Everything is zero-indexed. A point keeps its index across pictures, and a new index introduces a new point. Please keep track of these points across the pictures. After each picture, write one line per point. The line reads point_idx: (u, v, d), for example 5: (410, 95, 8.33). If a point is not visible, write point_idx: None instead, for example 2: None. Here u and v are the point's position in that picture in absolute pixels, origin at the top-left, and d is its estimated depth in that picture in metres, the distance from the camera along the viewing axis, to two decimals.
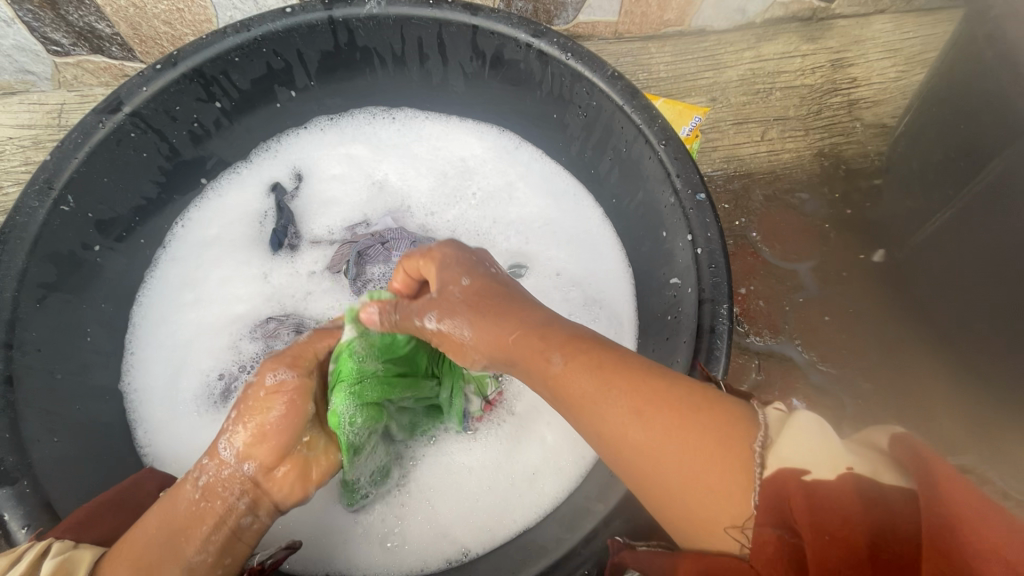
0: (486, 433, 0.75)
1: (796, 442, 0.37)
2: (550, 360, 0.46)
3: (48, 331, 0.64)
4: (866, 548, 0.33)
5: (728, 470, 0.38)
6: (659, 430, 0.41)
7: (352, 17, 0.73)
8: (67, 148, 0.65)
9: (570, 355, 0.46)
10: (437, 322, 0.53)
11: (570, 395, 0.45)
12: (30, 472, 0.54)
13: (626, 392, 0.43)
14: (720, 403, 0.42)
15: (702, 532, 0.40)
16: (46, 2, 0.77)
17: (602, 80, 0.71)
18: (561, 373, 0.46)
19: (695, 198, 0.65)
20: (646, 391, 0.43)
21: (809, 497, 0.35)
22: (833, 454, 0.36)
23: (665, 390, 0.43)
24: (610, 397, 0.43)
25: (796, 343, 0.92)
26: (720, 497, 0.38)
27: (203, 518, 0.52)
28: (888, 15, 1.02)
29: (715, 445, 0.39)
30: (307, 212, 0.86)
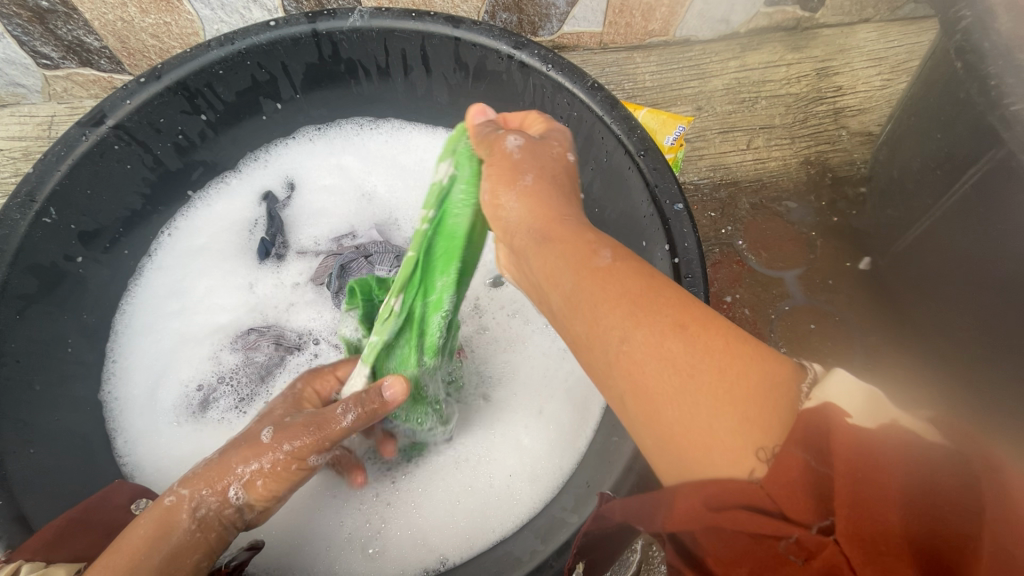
0: (457, 422, 0.75)
1: (845, 385, 0.35)
2: (601, 254, 0.48)
3: (29, 342, 0.65)
4: (901, 494, 0.31)
5: (767, 401, 0.37)
6: (701, 348, 0.39)
7: (335, 30, 0.74)
8: (50, 160, 0.65)
9: (621, 257, 0.48)
10: (518, 142, 0.57)
11: (604, 293, 0.45)
12: (5, 484, 0.56)
13: (675, 309, 0.42)
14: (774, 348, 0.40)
15: (713, 463, 0.37)
16: (35, 16, 0.78)
17: (582, 90, 0.71)
18: (607, 268, 0.47)
19: (673, 208, 0.66)
20: (696, 313, 0.42)
21: (851, 437, 0.33)
22: (877, 407, 0.34)
23: (718, 319, 0.41)
24: (657, 308, 0.42)
25: (781, 352, 0.92)
26: (749, 425, 0.36)
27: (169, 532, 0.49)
28: (873, 24, 1.02)
29: (760, 372, 0.38)
30: (295, 222, 0.87)
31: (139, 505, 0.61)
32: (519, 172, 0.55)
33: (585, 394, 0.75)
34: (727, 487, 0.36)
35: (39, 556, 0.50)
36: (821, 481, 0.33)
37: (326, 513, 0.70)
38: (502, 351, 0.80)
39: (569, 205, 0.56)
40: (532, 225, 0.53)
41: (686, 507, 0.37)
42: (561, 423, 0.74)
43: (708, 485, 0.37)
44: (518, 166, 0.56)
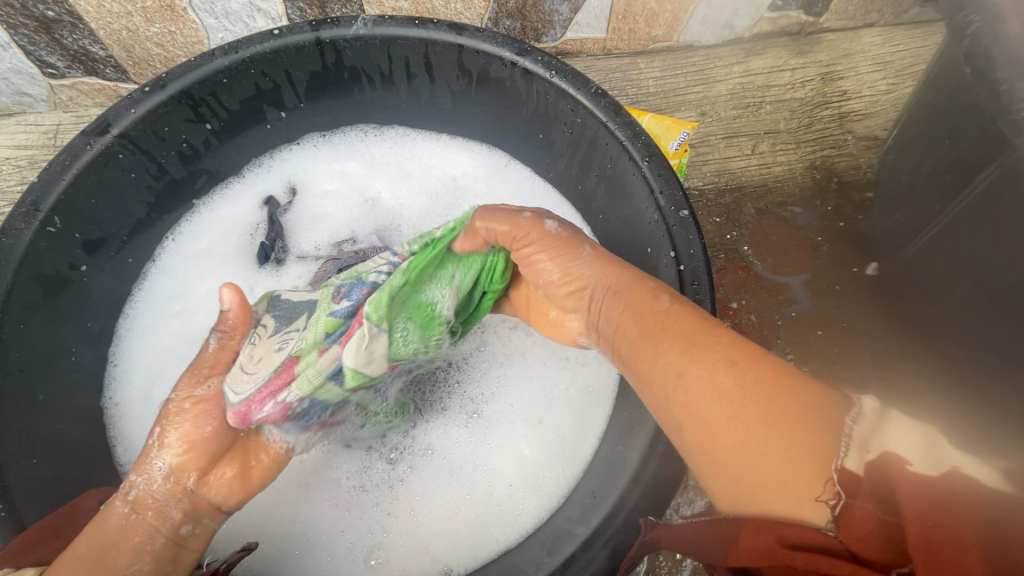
0: (451, 431, 0.75)
1: (901, 430, 0.34)
2: (659, 298, 0.53)
3: (32, 351, 0.65)
4: (976, 541, 0.29)
5: (816, 439, 0.36)
6: (748, 381, 0.42)
7: (339, 38, 0.74)
8: (55, 170, 0.65)
9: (678, 302, 0.52)
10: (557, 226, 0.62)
11: (666, 333, 0.49)
12: (6, 495, 0.55)
13: (725, 344, 0.45)
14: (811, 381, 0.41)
15: (778, 502, 0.37)
16: (41, 27, 0.79)
17: (586, 96, 0.71)
18: (665, 312, 0.52)
19: (678, 215, 0.65)
20: (746, 349, 0.44)
21: (912, 481, 0.32)
22: (938, 451, 0.33)
23: (763, 355, 0.44)
24: (710, 343, 0.46)
25: (788, 358, 0.91)
26: (801, 453, 0.37)
27: (134, 530, 0.53)
28: (878, 28, 1.01)
29: (805, 402, 0.39)
30: (296, 227, 0.87)
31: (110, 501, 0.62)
32: (575, 247, 0.61)
33: (586, 403, 0.74)
34: (796, 531, 0.35)
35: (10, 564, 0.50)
36: (888, 527, 0.31)
37: (315, 501, 0.71)
38: (495, 362, 0.79)
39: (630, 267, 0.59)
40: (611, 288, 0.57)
41: (751, 548, 0.37)
42: (562, 433, 0.74)
43: (778, 528, 0.36)
44: (575, 240, 0.62)
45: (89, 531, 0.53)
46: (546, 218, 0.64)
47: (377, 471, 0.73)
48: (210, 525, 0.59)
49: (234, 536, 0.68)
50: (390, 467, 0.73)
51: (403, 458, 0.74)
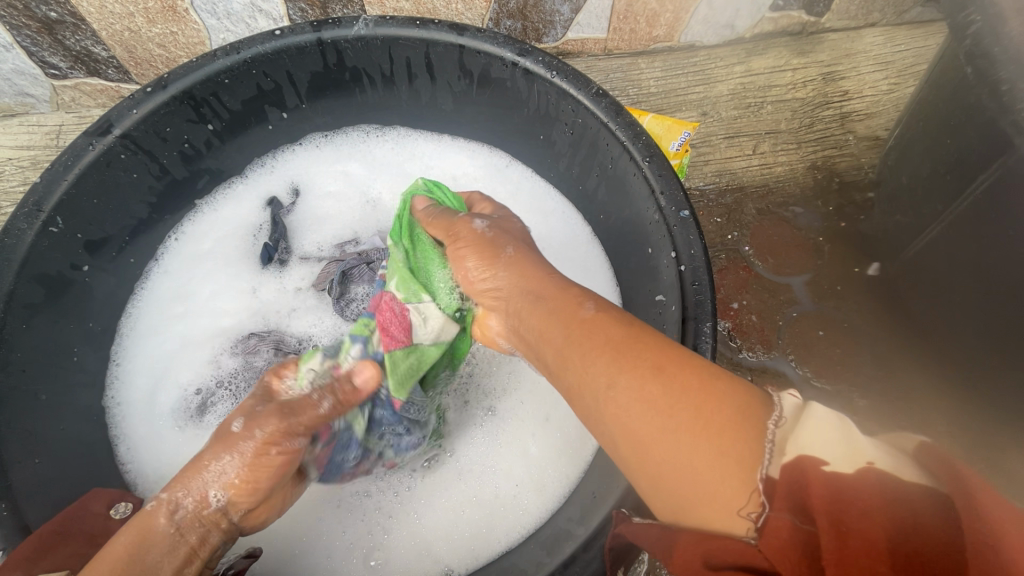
0: (461, 430, 0.75)
1: (817, 434, 0.36)
2: (585, 305, 0.50)
3: (35, 352, 0.65)
4: (887, 544, 0.30)
5: (741, 446, 0.37)
6: (675, 391, 0.41)
7: (340, 38, 0.74)
8: (58, 170, 0.66)
9: (603, 308, 0.50)
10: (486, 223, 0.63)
11: (596, 341, 0.47)
12: (9, 495, 0.55)
13: (649, 352, 0.44)
14: (734, 382, 0.41)
15: (707, 510, 0.38)
16: (44, 28, 0.79)
17: (586, 97, 0.71)
18: (590, 320, 0.49)
19: (678, 215, 0.65)
20: (670, 356, 0.44)
21: (830, 486, 0.33)
22: (852, 450, 0.34)
23: (686, 361, 0.43)
24: (634, 352, 0.45)
25: (789, 359, 0.91)
26: (728, 464, 0.37)
27: (175, 552, 0.50)
28: (879, 28, 1.01)
29: (731, 410, 0.39)
30: (299, 228, 0.87)
31: (119, 510, 0.62)
32: (498, 251, 0.59)
33: None
34: (723, 544, 0.36)
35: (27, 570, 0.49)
36: (807, 535, 0.32)
37: (318, 501, 0.71)
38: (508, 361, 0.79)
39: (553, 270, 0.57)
40: (527, 294, 0.55)
41: (684, 560, 0.38)
42: (566, 433, 0.74)
43: (710, 541, 0.37)
44: (498, 242, 0.60)
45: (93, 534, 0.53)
46: (477, 218, 0.64)
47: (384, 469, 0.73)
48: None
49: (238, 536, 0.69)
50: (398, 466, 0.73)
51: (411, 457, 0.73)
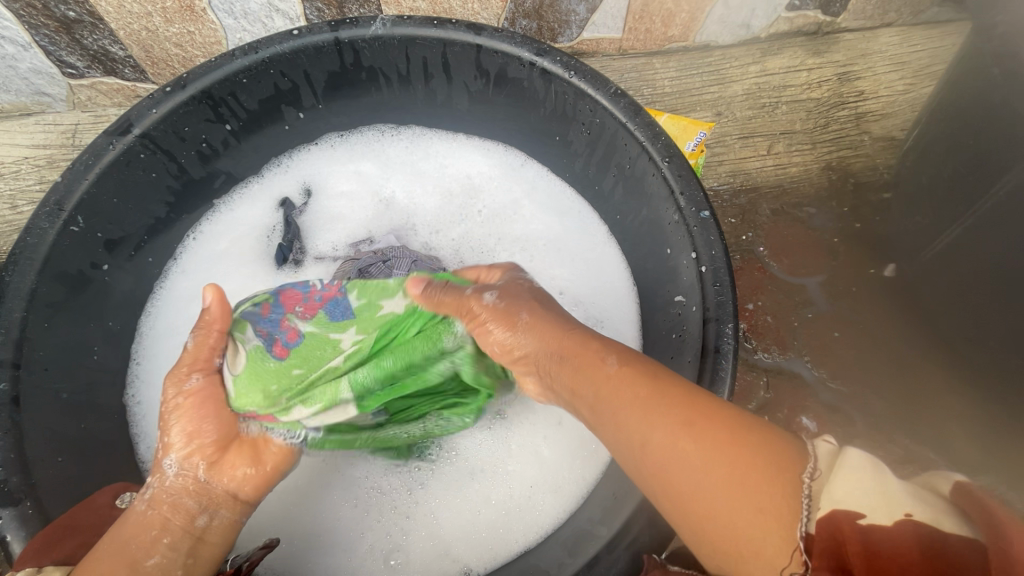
0: (475, 431, 0.75)
1: (850, 485, 0.35)
2: (607, 360, 0.50)
3: (56, 350, 0.65)
4: None
5: (778, 503, 0.37)
6: (708, 446, 0.41)
7: (358, 38, 0.74)
8: (78, 169, 0.66)
9: (626, 360, 0.50)
10: (496, 297, 0.60)
11: (625, 398, 0.47)
12: (33, 493, 0.55)
13: (678, 406, 0.44)
14: (765, 433, 0.41)
15: (749, 566, 0.37)
16: (62, 27, 0.79)
17: (605, 97, 0.71)
18: (616, 374, 0.49)
19: (699, 216, 0.65)
20: (698, 408, 0.44)
21: (866, 540, 0.33)
22: (888, 499, 0.34)
23: (716, 412, 0.43)
24: (661, 406, 0.44)
25: (805, 360, 0.91)
26: (766, 520, 0.37)
27: (150, 525, 0.55)
28: (895, 28, 1.00)
29: (767, 462, 0.39)
30: (312, 227, 0.87)
31: (123, 499, 0.62)
32: (514, 312, 0.58)
33: None
34: None
35: (32, 561, 0.49)
36: None
37: (336, 501, 0.71)
38: None
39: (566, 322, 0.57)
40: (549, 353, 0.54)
41: None
42: (582, 434, 0.73)
43: None
44: (512, 310, 0.58)
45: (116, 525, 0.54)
46: (486, 291, 0.61)
47: (400, 470, 0.73)
48: (229, 516, 0.60)
49: (258, 533, 0.69)
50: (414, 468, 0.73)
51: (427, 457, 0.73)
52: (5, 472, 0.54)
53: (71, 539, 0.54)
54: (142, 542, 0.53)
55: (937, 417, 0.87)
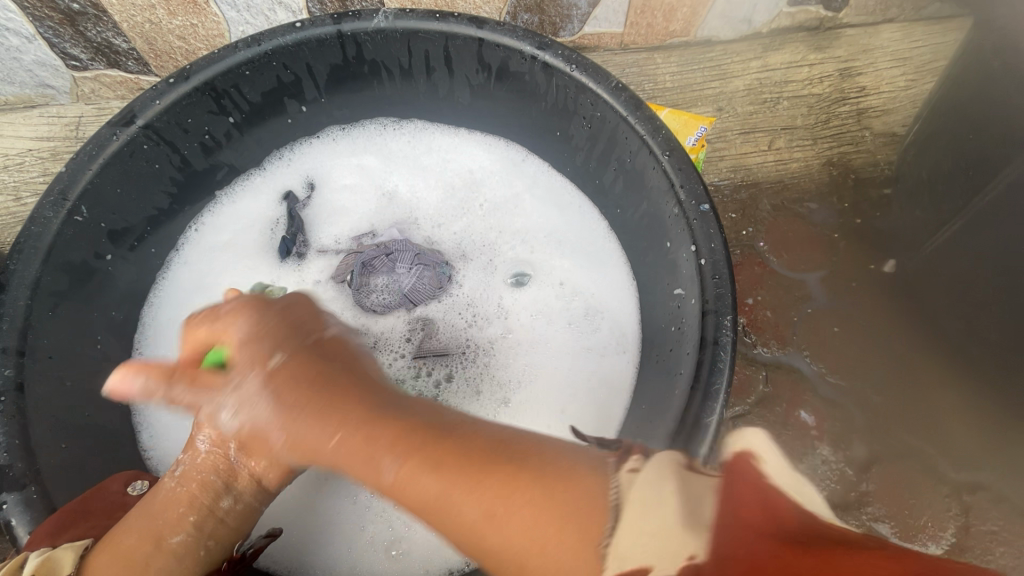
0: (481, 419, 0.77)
1: (637, 538, 0.32)
2: (384, 467, 0.42)
3: (60, 338, 0.65)
4: None
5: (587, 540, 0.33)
6: (515, 509, 0.37)
7: (360, 31, 0.74)
8: (82, 160, 0.67)
9: (407, 456, 0.42)
10: (233, 413, 0.51)
11: (425, 489, 0.40)
12: (38, 478, 0.55)
13: (473, 475, 0.39)
14: (563, 476, 0.38)
15: None
16: (66, 19, 0.80)
17: (606, 91, 0.71)
18: (394, 483, 0.41)
19: (699, 209, 0.65)
20: (490, 473, 0.39)
21: None
22: (672, 538, 0.30)
23: (511, 467, 0.39)
24: (459, 483, 0.39)
25: (804, 355, 0.91)
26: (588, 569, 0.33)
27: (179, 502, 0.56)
28: (897, 24, 0.99)
29: (568, 487, 0.37)
30: (315, 221, 0.88)
31: (136, 487, 0.62)
32: (263, 436, 0.50)
33: (608, 395, 0.75)
34: None
35: (45, 542, 0.50)
36: None
37: (339, 493, 0.72)
38: (522, 351, 0.81)
39: (347, 418, 0.47)
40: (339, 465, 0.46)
41: None
42: (584, 425, 0.74)
43: None
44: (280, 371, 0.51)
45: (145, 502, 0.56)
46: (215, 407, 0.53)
47: None
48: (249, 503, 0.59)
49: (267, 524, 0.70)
50: None
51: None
52: (10, 457, 0.55)
53: (86, 522, 0.54)
54: (169, 521, 0.54)
55: (932, 412, 0.88)
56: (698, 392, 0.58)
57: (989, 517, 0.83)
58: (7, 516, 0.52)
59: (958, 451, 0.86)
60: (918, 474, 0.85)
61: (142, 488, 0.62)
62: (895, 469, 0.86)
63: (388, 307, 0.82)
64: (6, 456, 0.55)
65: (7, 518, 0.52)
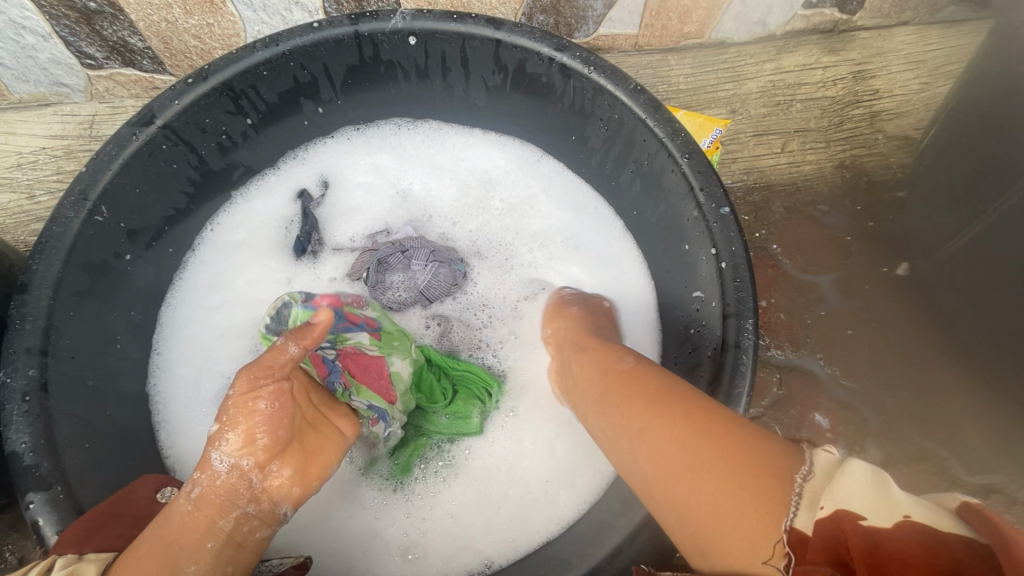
0: (499, 435, 0.77)
1: (853, 487, 0.37)
2: (623, 362, 0.60)
3: (81, 338, 0.65)
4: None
5: (749, 488, 0.41)
6: (695, 442, 0.46)
7: (377, 31, 0.74)
8: (102, 160, 0.67)
9: (639, 367, 0.58)
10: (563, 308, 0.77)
11: (627, 399, 0.55)
12: (64, 478, 0.56)
13: (681, 411, 0.49)
14: (756, 443, 0.44)
15: (733, 536, 0.41)
16: (82, 18, 0.80)
17: (624, 93, 0.71)
18: (628, 370, 0.58)
19: (719, 212, 0.65)
20: (699, 415, 0.48)
21: (869, 539, 0.35)
22: (889, 501, 0.36)
23: (721, 424, 0.46)
24: (660, 408, 0.51)
25: (817, 357, 0.92)
26: (750, 503, 0.41)
27: (195, 527, 0.51)
28: (912, 26, 0.99)
29: (760, 457, 0.43)
30: (330, 219, 0.88)
31: (165, 494, 0.60)
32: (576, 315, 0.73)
33: None
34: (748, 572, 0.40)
35: (74, 549, 0.49)
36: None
37: (352, 498, 0.72)
38: (532, 356, 0.81)
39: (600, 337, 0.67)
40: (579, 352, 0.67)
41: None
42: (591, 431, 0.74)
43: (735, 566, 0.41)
44: (561, 310, 0.77)
45: (159, 523, 0.51)
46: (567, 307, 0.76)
47: (419, 475, 0.74)
48: (266, 530, 0.57)
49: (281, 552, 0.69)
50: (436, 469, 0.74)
51: (440, 467, 0.74)
52: (36, 457, 0.55)
53: (109, 531, 0.53)
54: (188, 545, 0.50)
55: (947, 415, 0.89)
56: (720, 395, 0.58)
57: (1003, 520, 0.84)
58: (34, 516, 0.52)
59: (974, 455, 0.86)
60: (932, 476, 0.86)
61: (171, 495, 0.60)
62: (910, 472, 0.86)
63: (405, 304, 0.82)
64: (32, 456, 0.55)
65: (34, 518, 0.52)
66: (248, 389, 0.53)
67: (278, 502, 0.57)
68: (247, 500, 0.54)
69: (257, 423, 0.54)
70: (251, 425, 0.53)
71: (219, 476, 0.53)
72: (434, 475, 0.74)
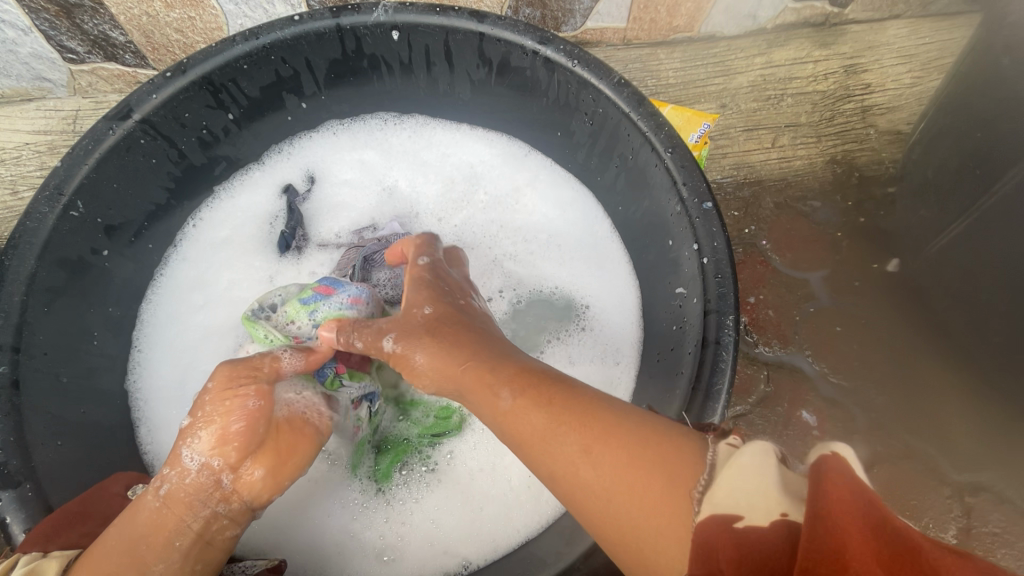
0: (480, 438, 0.76)
1: (734, 484, 0.35)
2: (499, 396, 0.47)
3: (55, 335, 0.65)
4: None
5: (662, 505, 0.38)
6: (602, 468, 0.41)
7: (360, 24, 0.73)
8: (78, 155, 0.66)
9: (518, 390, 0.47)
10: (395, 341, 0.54)
11: (520, 431, 0.45)
12: (34, 476, 0.55)
13: (574, 430, 0.43)
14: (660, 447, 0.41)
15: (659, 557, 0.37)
16: (62, 12, 0.79)
17: (607, 87, 0.70)
18: (509, 409, 0.47)
19: (701, 207, 0.64)
20: (594, 429, 0.43)
21: (740, 547, 0.33)
22: (766, 497, 0.34)
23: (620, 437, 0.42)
24: (557, 435, 0.44)
25: (806, 354, 0.91)
26: (667, 519, 0.37)
27: (163, 527, 0.52)
28: (904, 20, 0.98)
29: (668, 465, 0.39)
30: (315, 215, 0.87)
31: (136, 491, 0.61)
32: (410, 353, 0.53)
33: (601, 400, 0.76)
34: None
35: (38, 547, 0.49)
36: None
37: (332, 496, 0.72)
38: None
39: (467, 343, 0.52)
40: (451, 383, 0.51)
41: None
42: None
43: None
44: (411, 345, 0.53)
45: (125, 520, 0.51)
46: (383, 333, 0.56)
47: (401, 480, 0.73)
48: (236, 530, 0.56)
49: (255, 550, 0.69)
50: (417, 473, 0.74)
51: (424, 473, 0.74)
52: (4, 454, 0.54)
53: (75, 529, 0.53)
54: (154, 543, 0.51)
55: (937, 412, 0.88)
56: (699, 392, 0.57)
57: (991, 517, 0.84)
58: (1, 515, 0.52)
59: (963, 454, 0.86)
60: (921, 474, 0.85)
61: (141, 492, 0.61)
62: (897, 469, 0.85)
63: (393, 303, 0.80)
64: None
65: (1, 517, 0.52)
66: (226, 387, 0.55)
67: (250, 501, 0.56)
68: (216, 500, 0.54)
69: (233, 418, 0.54)
70: (222, 421, 0.54)
71: (188, 475, 0.53)
72: (416, 480, 0.73)
